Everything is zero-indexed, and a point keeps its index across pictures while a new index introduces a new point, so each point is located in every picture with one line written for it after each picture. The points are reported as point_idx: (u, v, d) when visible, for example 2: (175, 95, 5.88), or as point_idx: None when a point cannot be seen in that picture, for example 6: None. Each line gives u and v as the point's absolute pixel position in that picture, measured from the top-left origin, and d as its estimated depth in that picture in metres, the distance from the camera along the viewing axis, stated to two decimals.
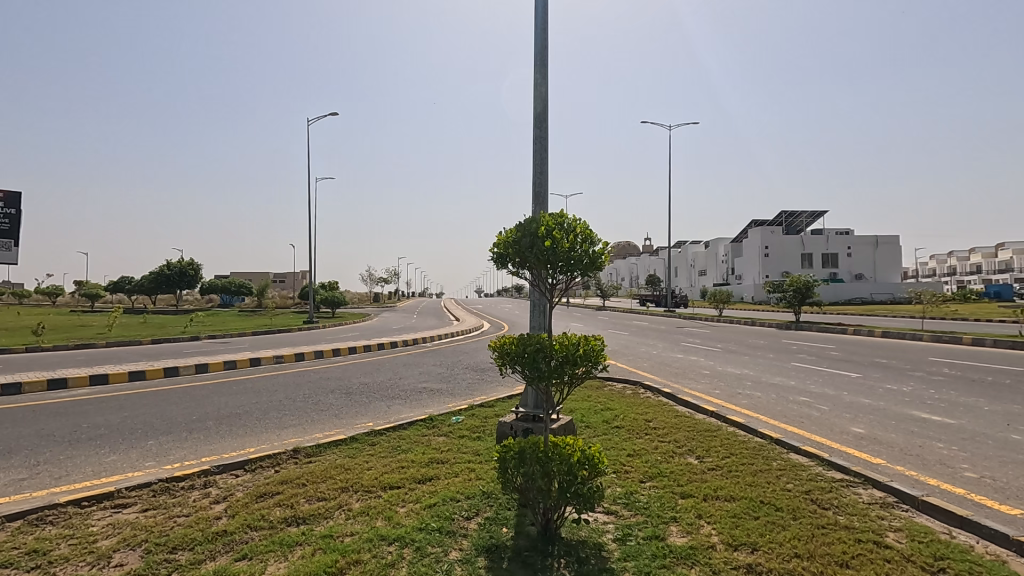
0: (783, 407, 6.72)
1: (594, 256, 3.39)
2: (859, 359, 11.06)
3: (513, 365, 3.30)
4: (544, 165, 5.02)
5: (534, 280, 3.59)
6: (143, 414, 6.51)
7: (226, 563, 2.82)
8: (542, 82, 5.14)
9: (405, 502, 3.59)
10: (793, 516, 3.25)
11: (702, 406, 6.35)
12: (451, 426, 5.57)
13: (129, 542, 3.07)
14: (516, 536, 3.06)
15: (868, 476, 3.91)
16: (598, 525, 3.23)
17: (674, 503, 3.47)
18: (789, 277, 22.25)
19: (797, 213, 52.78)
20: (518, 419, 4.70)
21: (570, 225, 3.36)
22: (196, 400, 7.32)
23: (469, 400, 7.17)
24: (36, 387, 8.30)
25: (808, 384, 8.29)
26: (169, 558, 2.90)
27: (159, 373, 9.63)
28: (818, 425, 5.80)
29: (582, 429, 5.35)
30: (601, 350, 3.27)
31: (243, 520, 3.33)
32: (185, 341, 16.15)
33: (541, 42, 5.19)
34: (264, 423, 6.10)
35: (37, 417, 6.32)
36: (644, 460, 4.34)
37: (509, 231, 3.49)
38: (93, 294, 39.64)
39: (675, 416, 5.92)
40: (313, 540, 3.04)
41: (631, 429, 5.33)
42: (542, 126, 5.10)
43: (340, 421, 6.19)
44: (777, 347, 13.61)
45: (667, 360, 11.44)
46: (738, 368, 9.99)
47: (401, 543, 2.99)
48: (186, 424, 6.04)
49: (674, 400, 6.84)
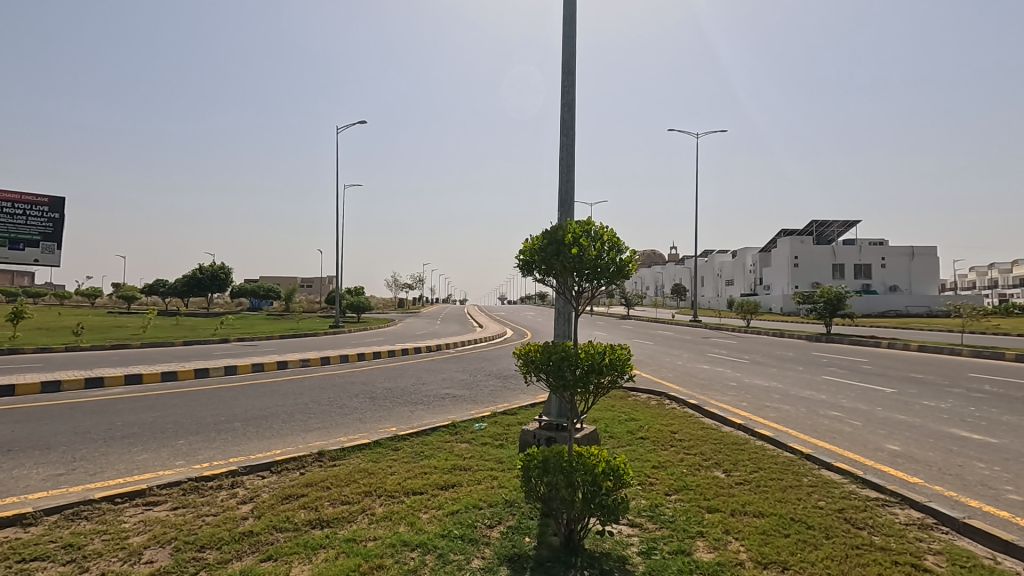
0: (815, 421, 6.54)
1: (621, 264, 3.35)
2: (892, 374, 10.71)
3: (537, 373, 3.25)
4: (570, 174, 5.01)
5: (559, 288, 3.57)
6: (174, 414, 6.68)
7: (252, 564, 2.86)
8: (570, 90, 5.14)
9: (428, 507, 3.59)
10: (825, 535, 3.15)
11: (729, 419, 6.20)
12: (474, 433, 5.57)
13: (159, 540, 3.14)
14: (539, 546, 3.02)
15: (905, 496, 3.77)
16: (622, 538, 3.17)
17: (701, 518, 3.40)
18: (821, 287, 21.52)
19: (830, 224, 51.73)
20: (541, 428, 4.69)
21: (597, 233, 3.33)
22: (223, 402, 7.46)
23: (491, 407, 7.15)
24: (74, 386, 8.59)
25: (840, 398, 8.04)
26: (197, 557, 2.94)
27: (192, 373, 9.92)
28: (850, 440, 5.63)
29: (606, 439, 5.28)
30: (628, 359, 3.20)
31: (269, 521, 3.38)
32: (214, 342, 16.61)
33: (569, 51, 5.19)
34: (289, 426, 6.18)
35: (72, 415, 6.51)
36: (669, 472, 4.26)
37: (535, 239, 3.47)
38: (129, 296, 40.84)
39: (701, 428, 5.80)
40: (337, 543, 3.06)
41: (656, 440, 5.25)
42: (570, 134, 5.09)
43: (361, 425, 6.24)
44: (807, 359, 13.29)
45: (692, 370, 11.32)
46: (766, 380, 9.78)
47: (423, 549, 2.98)
48: (215, 424, 6.22)
49: (701, 412, 6.69)
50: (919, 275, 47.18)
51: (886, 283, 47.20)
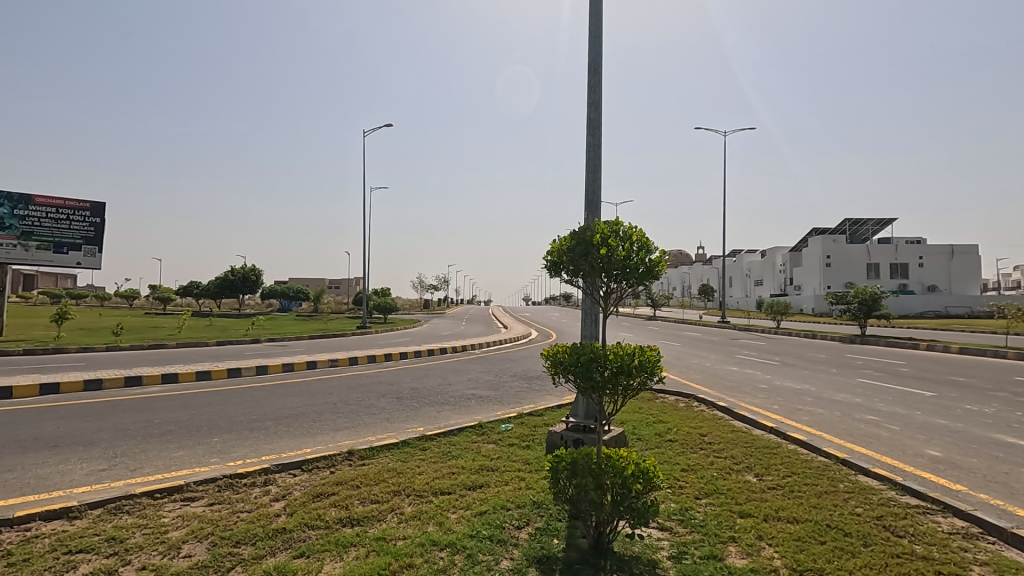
0: (850, 425, 6.36)
1: (650, 264, 3.31)
2: (932, 377, 10.34)
3: (565, 375, 3.23)
4: (597, 173, 4.98)
5: (587, 289, 3.55)
6: (208, 412, 6.86)
7: (285, 560, 2.91)
8: (596, 90, 5.11)
9: (456, 507, 3.60)
10: (863, 542, 3.06)
11: (760, 422, 6.07)
12: (501, 433, 5.57)
13: (197, 534, 3.22)
14: (567, 549, 3.01)
15: (948, 504, 3.63)
16: (652, 541, 3.14)
17: (733, 522, 3.34)
18: (854, 288, 20.94)
19: (863, 222, 50.28)
20: (568, 429, 4.67)
21: (626, 233, 3.30)
22: (254, 401, 7.63)
23: (518, 408, 7.14)
24: (114, 384, 8.89)
25: (876, 402, 7.80)
26: (233, 552, 3.02)
27: (225, 372, 10.17)
28: (888, 445, 5.46)
29: (633, 441, 5.23)
30: (658, 361, 3.16)
31: (301, 518, 3.44)
32: (246, 342, 16.99)
33: (596, 50, 5.16)
34: (319, 425, 6.28)
35: (113, 412, 6.74)
36: (699, 476, 4.20)
37: (563, 239, 3.46)
38: (165, 297, 42.10)
39: (731, 431, 5.69)
40: (367, 541, 3.09)
41: (685, 443, 5.17)
42: (596, 134, 5.06)
43: (389, 425, 6.30)
44: (840, 361, 12.93)
45: (720, 372, 11.14)
46: (798, 383, 9.55)
47: (452, 549, 3.00)
48: (248, 422, 6.36)
49: (730, 415, 6.57)
50: (959, 275, 45.48)
51: (923, 284, 45.62)
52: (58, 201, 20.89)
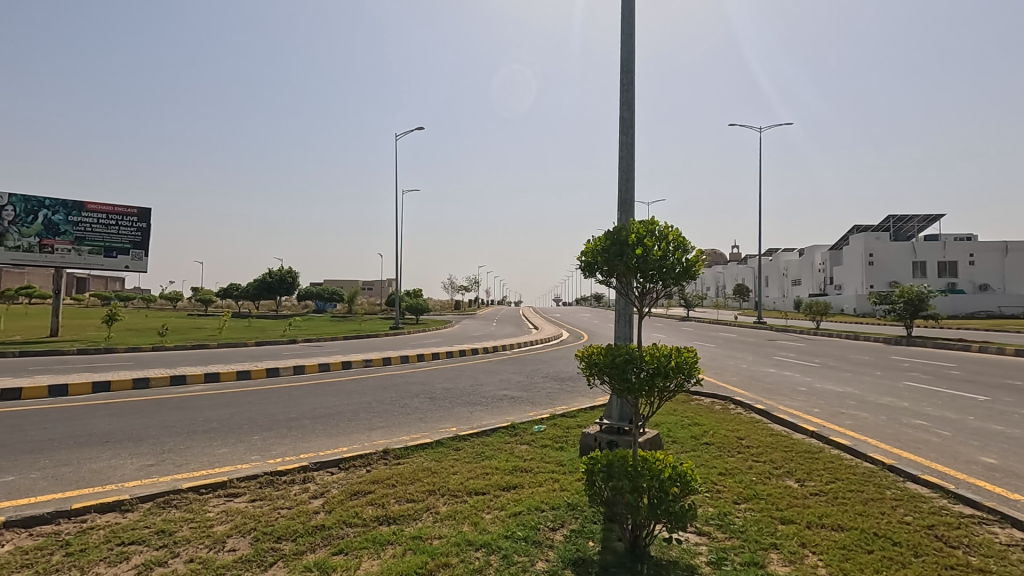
0: (896, 430, 6.11)
1: (687, 265, 3.26)
2: (985, 381, 9.86)
3: (601, 376, 3.20)
4: (630, 172, 4.93)
5: (622, 289, 3.51)
6: (248, 411, 7.07)
7: (325, 557, 2.97)
8: (629, 88, 5.05)
9: (491, 508, 3.61)
10: (914, 552, 2.94)
11: (800, 426, 5.90)
12: (534, 434, 5.57)
13: (240, 529, 3.32)
14: (603, 551, 2.98)
15: (1005, 514, 3.45)
16: (690, 546, 3.08)
17: (774, 529, 3.25)
18: (899, 287, 20.14)
19: (908, 219, 48.32)
20: (602, 431, 4.63)
21: (661, 232, 3.26)
22: (292, 400, 7.81)
23: (550, 409, 7.12)
24: (161, 382, 9.26)
25: (925, 406, 7.48)
26: (275, 547, 3.10)
27: (264, 372, 10.47)
28: (938, 452, 5.23)
29: (668, 444, 5.15)
30: (695, 363, 3.11)
31: (339, 516, 3.51)
32: (283, 343, 17.46)
33: (628, 48, 5.10)
34: (355, 425, 6.40)
35: (160, 410, 7.01)
36: (737, 480, 4.11)
37: (597, 240, 3.44)
38: (206, 299, 43.60)
39: (771, 435, 5.55)
40: (403, 540, 3.13)
41: (722, 446, 5.07)
42: (629, 133, 5.01)
43: (423, 425, 6.37)
44: (885, 364, 12.45)
45: (758, 374, 10.87)
46: (840, 385, 9.24)
47: (487, 549, 3.01)
48: (286, 421, 6.53)
49: (769, 418, 6.40)
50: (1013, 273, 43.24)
51: (974, 283, 43.54)
52: (109, 207, 21.83)
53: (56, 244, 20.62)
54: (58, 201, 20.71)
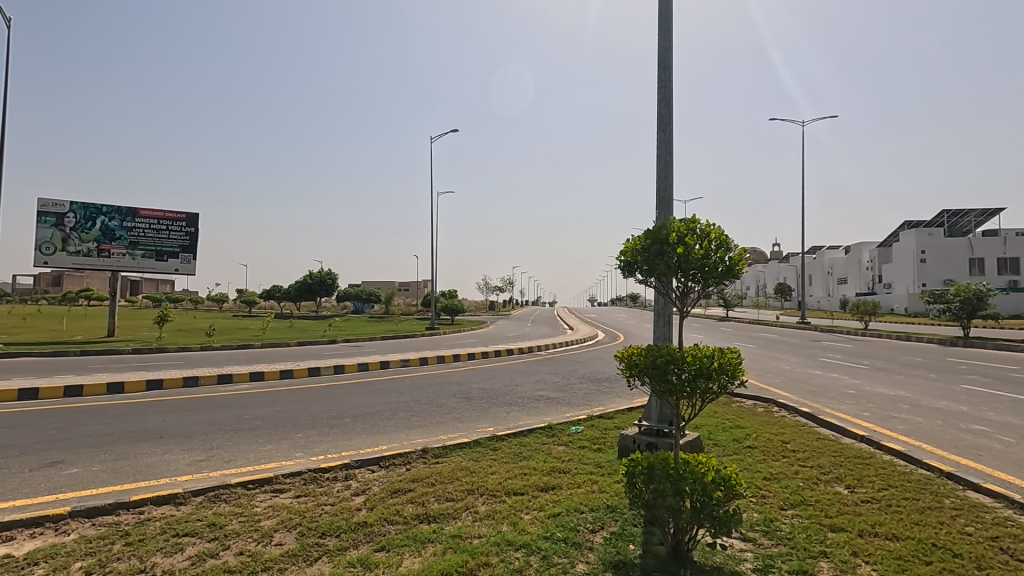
0: (953, 436, 5.81)
1: (730, 263, 3.18)
2: None
3: (641, 377, 3.16)
4: (668, 170, 4.84)
5: (662, 288, 3.46)
6: (291, 409, 7.27)
7: (367, 553, 3.02)
8: (667, 85, 4.97)
9: (530, 509, 3.61)
10: (977, 565, 2.78)
11: (849, 430, 5.67)
12: (571, 435, 5.54)
13: (286, 524, 3.41)
14: (644, 555, 2.93)
15: None
16: (735, 552, 3.00)
17: (824, 536, 3.14)
18: (955, 285, 19.14)
19: (964, 213, 45.90)
20: (641, 433, 4.57)
21: (703, 230, 3.18)
22: (333, 399, 8.00)
23: (587, 410, 7.06)
24: (209, 380, 9.63)
25: (984, 411, 7.09)
26: (319, 542, 3.17)
27: (306, 371, 10.75)
28: (1000, 459, 4.95)
29: (710, 446, 5.04)
30: (738, 364, 3.03)
31: (381, 513, 3.56)
32: (323, 343, 17.91)
33: (665, 44, 5.02)
34: (393, 423, 6.50)
35: (209, 407, 7.29)
36: (783, 485, 3.98)
37: (636, 239, 3.39)
38: (250, 301, 45.19)
39: (817, 439, 5.36)
40: (443, 538, 3.16)
41: (766, 450, 4.93)
42: (667, 130, 4.93)
43: (460, 425, 6.42)
44: (941, 366, 11.85)
45: (803, 376, 10.51)
46: (892, 388, 8.84)
47: (527, 550, 3.00)
48: (328, 419, 6.69)
49: (816, 422, 6.18)
50: None
51: None
52: (160, 212, 22.87)
53: (113, 248, 21.72)
54: (114, 207, 21.79)
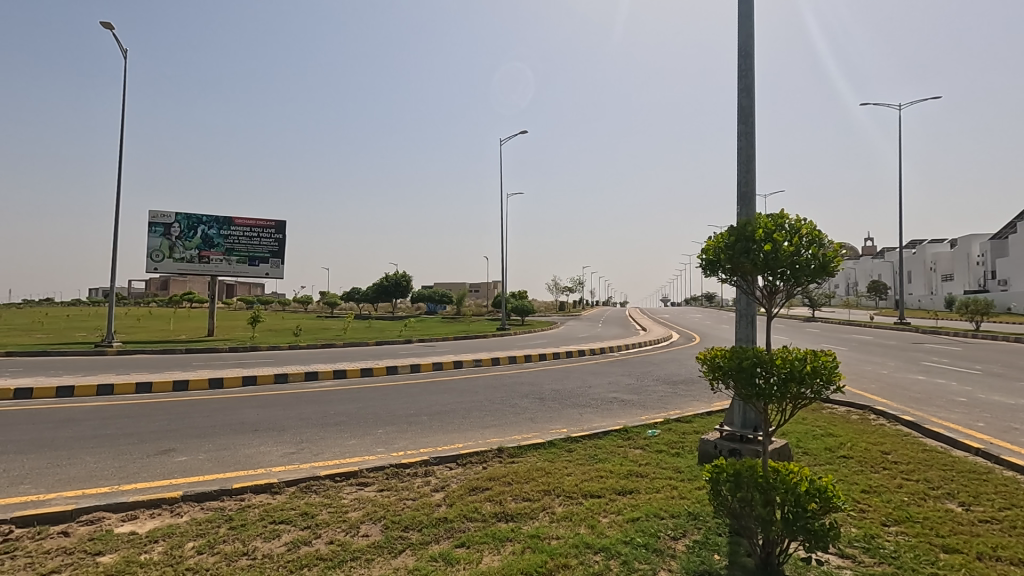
0: None
1: (823, 259, 2.99)
2: None
3: (726, 380, 3.02)
4: (750, 164, 4.62)
5: (746, 288, 3.30)
6: (372, 406, 7.59)
7: (449, 548, 3.10)
8: (748, 74, 4.74)
9: (607, 512, 3.56)
10: None
11: (960, 441, 5.15)
12: (647, 439, 5.41)
13: (372, 517, 3.56)
14: (731, 566, 2.80)
15: None
16: (831, 569, 2.81)
17: (935, 558, 2.86)
18: None
19: None
20: (723, 438, 4.39)
21: (792, 226, 3.01)
22: (410, 397, 8.27)
23: (663, 413, 6.87)
24: (297, 377, 10.25)
25: None
26: (403, 535, 3.29)
27: (384, 369, 11.18)
28: None
29: (798, 454, 4.75)
30: (834, 368, 2.82)
31: (460, 510, 3.64)
32: (399, 343, 18.57)
33: (746, 31, 4.79)
34: (468, 422, 6.62)
35: (298, 403, 7.75)
36: (885, 500, 3.67)
37: (719, 236, 3.26)
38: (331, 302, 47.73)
39: (922, 450, 4.92)
40: (521, 538, 3.18)
41: (862, 461, 4.58)
42: (749, 121, 4.70)
43: (533, 425, 6.43)
44: None
45: (903, 381, 9.67)
46: (1011, 397, 7.94)
47: (607, 554, 2.96)
48: (406, 417, 6.92)
49: (919, 431, 5.67)
50: None
51: None
52: (253, 220, 24.65)
53: (212, 255, 23.67)
54: (212, 217, 23.73)
